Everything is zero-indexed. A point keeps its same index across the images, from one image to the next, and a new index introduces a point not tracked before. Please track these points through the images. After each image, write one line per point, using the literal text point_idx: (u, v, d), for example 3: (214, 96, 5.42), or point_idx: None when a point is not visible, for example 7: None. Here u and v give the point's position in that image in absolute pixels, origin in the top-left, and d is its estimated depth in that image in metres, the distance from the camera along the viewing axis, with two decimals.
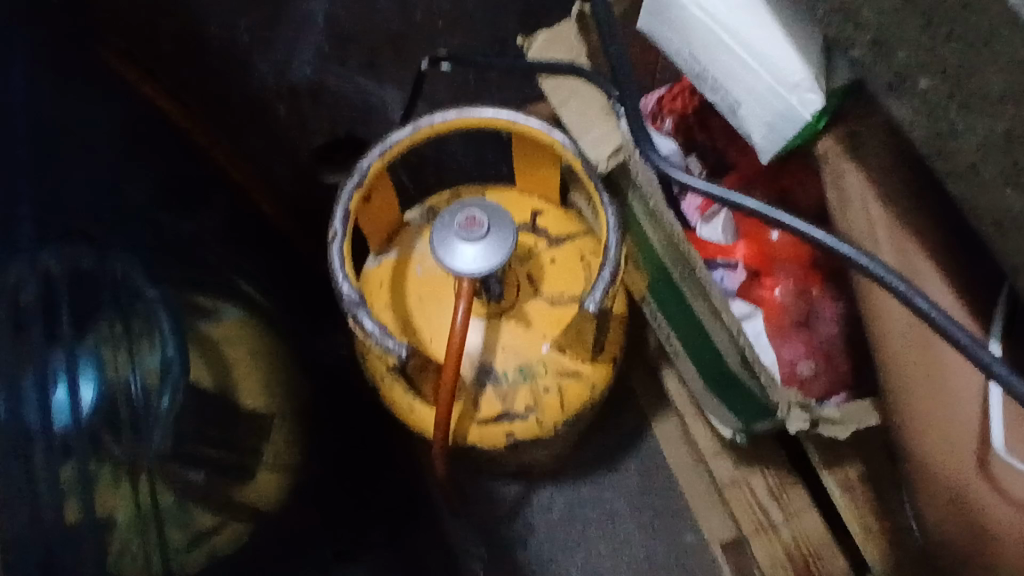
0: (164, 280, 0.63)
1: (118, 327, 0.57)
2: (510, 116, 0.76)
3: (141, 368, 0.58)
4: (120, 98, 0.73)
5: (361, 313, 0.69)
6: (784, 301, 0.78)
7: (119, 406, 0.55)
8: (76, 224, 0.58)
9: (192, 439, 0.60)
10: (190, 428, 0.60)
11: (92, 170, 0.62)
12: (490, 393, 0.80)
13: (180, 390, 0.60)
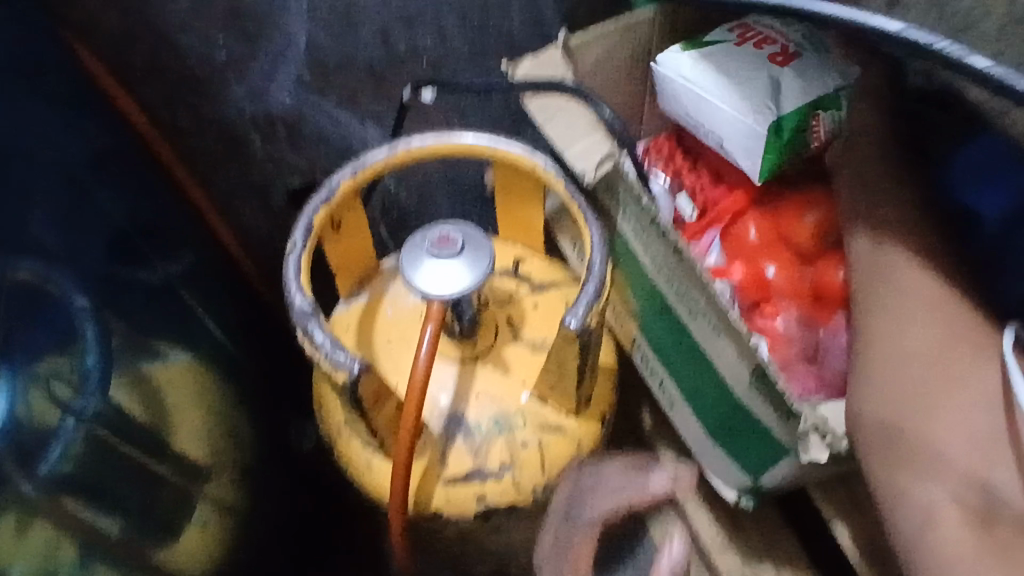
0: (99, 302, 0.60)
1: (36, 341, 0.52)
2: (489, 140, 0.68)
3: (52, 387, 0.53)
4: (108, 121, 0.70)
5: (313, 325, 0.58)
6: (788, 332, 0.63)
7: (15, 430, 0.50)
8: (24, 227, 0.54)
9: (95, 475, 0.56)
10: (94, 462, 0.56)
11: (54, 180, 0.58)
12: (459, 446, 0.70)
13: (93, 410, 0.56)
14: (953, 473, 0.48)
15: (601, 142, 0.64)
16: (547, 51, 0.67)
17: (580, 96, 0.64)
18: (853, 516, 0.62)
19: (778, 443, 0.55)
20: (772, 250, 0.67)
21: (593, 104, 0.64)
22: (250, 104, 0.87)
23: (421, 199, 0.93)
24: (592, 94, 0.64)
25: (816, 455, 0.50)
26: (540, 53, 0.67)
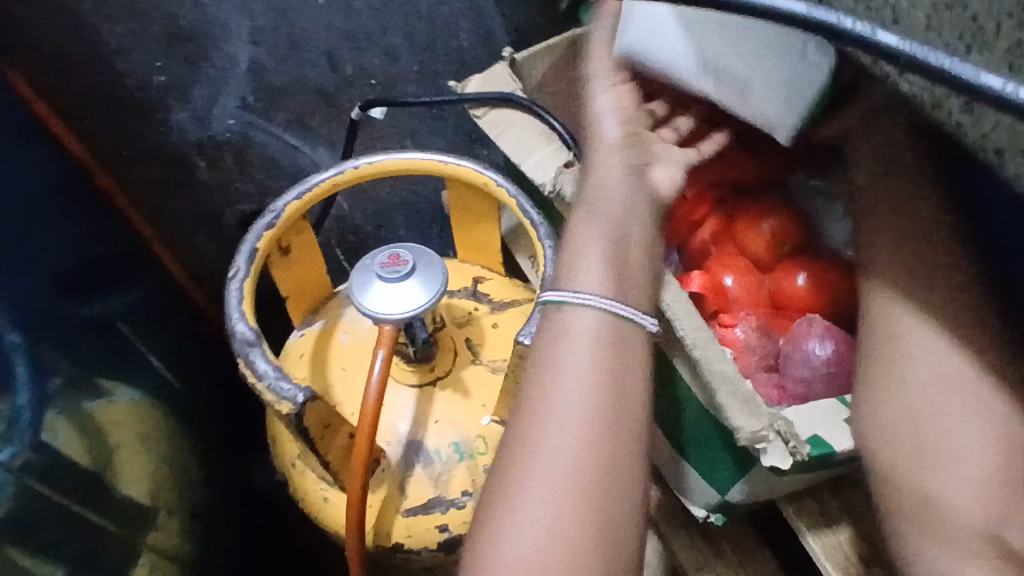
0: (33, 334, 0.57)
1: None
2: (439, 157, 0.67)
3: None
4: (51, 151, 0.68)
5: (255, 354, 0.56)
6: (747, 341, 0.61)
7: None
8: None
9: (42, 520, 0.53)
10: (37, 509, 0.52)
11: None
12: (419, 474, 0.68)
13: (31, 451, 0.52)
14: (987, 489, 0.43)
15: (556, 152, 0.62)
16: (493, 70, 0.67)
17: (529, 109, 0.64)
18: (829, 529, 0.59)
19: (741, 455, 0.54)
20: (728, 261, 0.65)
21: (543, 116, 0.63)
22: (195, 128, 0.87)
23: (379, 223, 0.91)
24: (540, 108, 0.63)
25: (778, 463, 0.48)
26: (486, 72, 0.67)
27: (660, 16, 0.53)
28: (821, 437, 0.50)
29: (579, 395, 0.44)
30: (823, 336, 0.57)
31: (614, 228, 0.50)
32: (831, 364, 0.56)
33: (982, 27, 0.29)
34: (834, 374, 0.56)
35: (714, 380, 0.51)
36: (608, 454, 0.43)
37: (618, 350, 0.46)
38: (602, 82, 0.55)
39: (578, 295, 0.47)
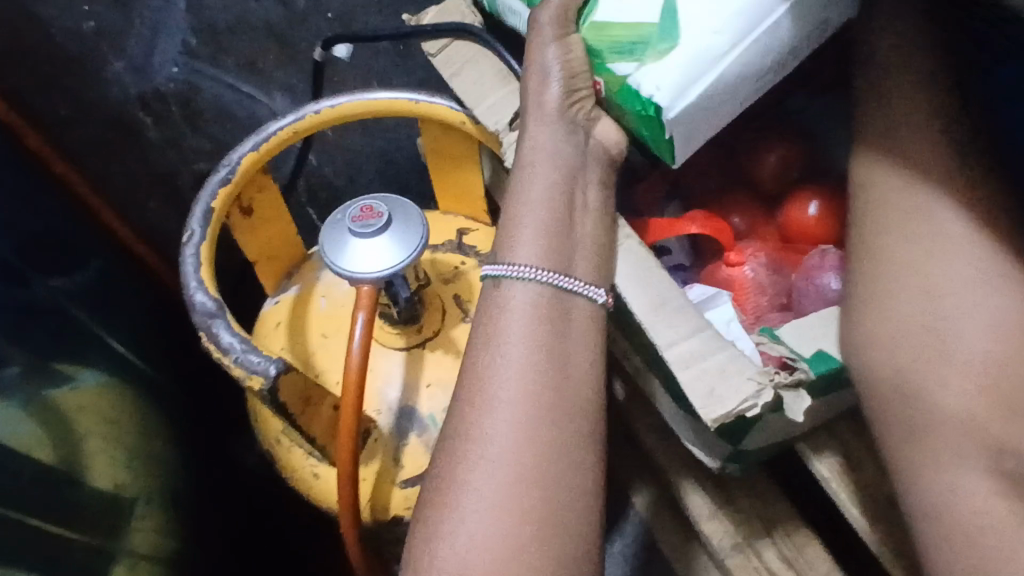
0: None
1: None
2: (408, 96, 0.60)
3: None
4: None
5: (219, 325, 0.50)
6: (759, 280, 0.53)
7: None
8: None
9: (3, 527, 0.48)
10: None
11: None
12: (413, 443, 0.63)
13: None
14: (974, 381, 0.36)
15: (508, 93, 0.54)
16: (452, 0, 0.59)
17: (485, 41, 0.56)
18: (837, 456, 0.52)
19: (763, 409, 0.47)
20: (733, 197, 0.59)
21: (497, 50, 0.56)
22: (133, 79, 0.75)
23: (350, 176, 0.84)
24: (494, 39, 0.56)
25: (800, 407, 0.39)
26: (444, 3, 0.60)
27: (677, 52, 0.38)
28: (827, 352, 0.42)
29: (519, 376, 0.40)
30: (838, 269, 0.51)
31: (559, 189, 0.45)
32: None
33: None
34: None
35: (688, 353, 0.41)
36: (547, 445, 0.38)
37: (564, 328, 0.42)
38: (551, 33, 0.45)
39: (517, 267, 0.43)
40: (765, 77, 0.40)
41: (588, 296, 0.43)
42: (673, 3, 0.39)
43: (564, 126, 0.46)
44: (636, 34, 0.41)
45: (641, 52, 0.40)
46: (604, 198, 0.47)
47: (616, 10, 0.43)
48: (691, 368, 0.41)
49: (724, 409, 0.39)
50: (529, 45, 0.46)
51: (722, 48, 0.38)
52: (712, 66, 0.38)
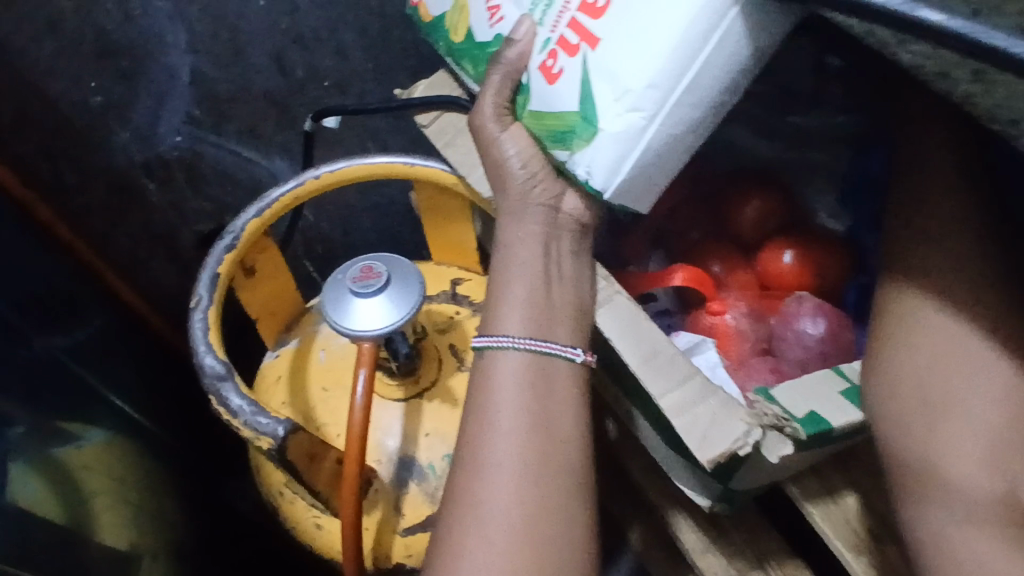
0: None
1: None
2: (404, 160, 0.64)
3: None
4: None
5: (228, 388, 0.53)
6: (739, 328, 0.56)
7: None
8: None
9: None
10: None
11: None
12: (414, 491, 0.65)
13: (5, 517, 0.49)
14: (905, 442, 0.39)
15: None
16: (439, 73, 0.64)
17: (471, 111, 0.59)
18: (835, 503, 0.53)
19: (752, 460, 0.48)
20: (714, 246, 0.62)
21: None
22: (139, 148, 0.81)
23: (345, 229, 0.87)
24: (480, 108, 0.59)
25: (780, 452, 0.41)
26: (431, 77, 0.64)
27: (603, 138, 0.42)
28: (819, 415, 0.42)
29: (509, 442, 0.44)
30: (814, 314, 0.53)
31: (535, 265, 0.49)
32: (826, 342, 0.52)
33: None
34: (831, 352, 0.52)
35: (682, 399, 0.44)
36: (538, 502, 0.43)
37: (546, 392, 0.46)
38: (492, 129, 0.48)
39: (499, 338, 0.47)
40: (694, 121, 0.41)
41: (567, 357, 0.47)
42: (589, 89, 0.42)
43: (534, 208, 0.49)
44: (564, 123, 0.44)
45: (570, 141, 0.44)
46: (578, 267, 0.51)
47: (545, 96, 0.45)
48: (685, 412, 0.43)
49: (718, 450, 0.41)
50: (479, 140, 0.49)
51: (640, 125, 0.41)
52: (636, 143, 0.41)
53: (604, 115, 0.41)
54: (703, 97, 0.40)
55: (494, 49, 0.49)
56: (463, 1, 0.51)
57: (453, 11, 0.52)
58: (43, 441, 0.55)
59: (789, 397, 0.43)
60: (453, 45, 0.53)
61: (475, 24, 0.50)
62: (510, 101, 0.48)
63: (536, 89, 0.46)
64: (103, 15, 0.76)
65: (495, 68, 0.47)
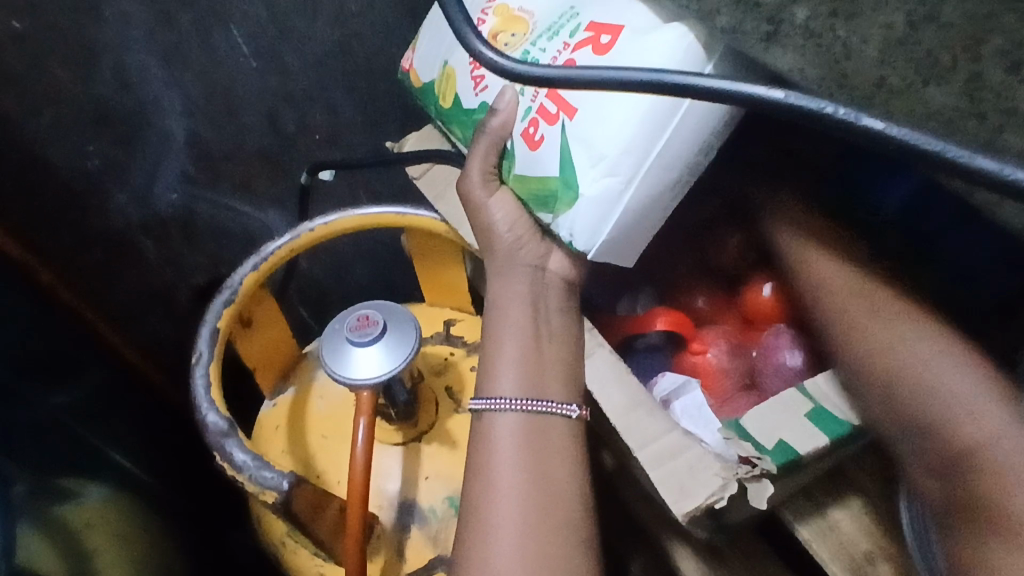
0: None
1: None
2: (396, 209, 0.65)
3: None
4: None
5: (230, 443, 0.55)
6: (722, 364, 0.58)
7: None
8: None
9: None
10: None
11: None
12: (416, 534, 0.65)
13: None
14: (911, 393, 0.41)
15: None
16: (428, 126, 0.66)
17: (459, 164, 0.62)
18: (828, 527, 0.53)
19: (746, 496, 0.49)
20: (695, 283, 0.63)
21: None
22: (136, 209, 0.76)
23: (339, 275, 0.88)
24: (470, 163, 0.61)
25: (765, 493, 0.43)
26: (420, 131, 0.66)
27: (582, 203, 0.45)
28: (787, 443, 0.43)
29: (510, 489, 0.46)
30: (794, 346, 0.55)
31: (524, 325, 0.51)
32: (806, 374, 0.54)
33: (937, 61, 0.27)
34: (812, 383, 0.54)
35: (659, 452, 0.46)
36: (543, 555, 0.44)
37: (545, 446, 0.48)
38: (480, 195, 0.51)
39: (496, 401, 0.49)
40: (672, 180, 0.44)
41: (562, 413, 0.49)
42: (568, 156, 0.45)
43: (522, 269, 0.52)
44: (546, 187, 0.47)
45: (553, 205, 0.47)
46: (567, 318, 0.53)
47: (528, 161, 0.48)
48: (664, 466, 0.45)
49: (693, 503, 0.43)
50: (467, 206, 0.52)
51: (616, 189, 0.43)
52: (615, 206, 0.44)
53: (582, 182, 0.44)
54: (677, 157, 0.43)
55: (481, 116, 0.51)
56: (450, 70, 0.53)
57: (441, 78, 0.54)
58: (46, 499, 0.56)
59: (758, 426, 0.45)
60: (443, 111, 0.55)
61: (462, 91, 0.52)
62: (495, 165, 0.51)
63: (517, 158, 0.49)
64: (99, 82, 0.68)
65: (480, 136, 0.49)
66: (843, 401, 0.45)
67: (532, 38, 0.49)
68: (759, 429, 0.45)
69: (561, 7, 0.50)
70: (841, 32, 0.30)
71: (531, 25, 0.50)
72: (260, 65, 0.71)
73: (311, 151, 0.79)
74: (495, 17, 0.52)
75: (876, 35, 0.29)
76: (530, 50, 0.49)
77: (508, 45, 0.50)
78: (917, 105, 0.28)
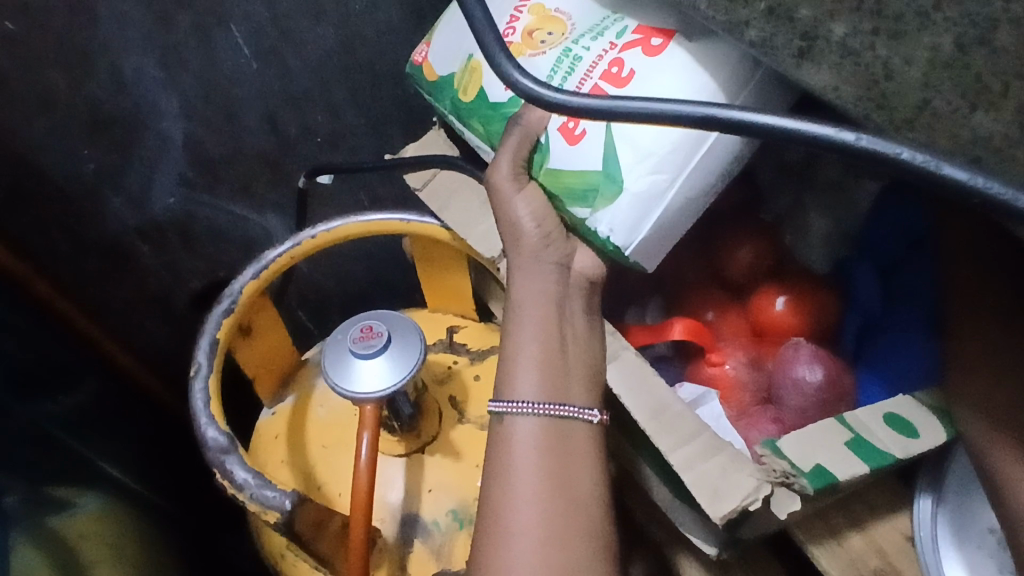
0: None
1: None
2: (401, 216, 0.64)
3: None
4: None
5: (231, 460, 0.53)
6: (740, 376, 0.56)
7: None
8: None
9: None
10: None
11: None
12: (419, 547, 0.64)
13: None
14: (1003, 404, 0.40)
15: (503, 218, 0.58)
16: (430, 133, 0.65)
17: (466, 171, 0.60)
18: (840, 545, 0.52)
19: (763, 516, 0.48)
20: (706, 293, 0.61)
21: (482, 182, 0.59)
22: (131, 213, 0.74)
23: (339, 279, 0.86)
24: (478, 173, 0.59)
25: (789, 508, 0.41)
26: (421, 138, 0.65)
27: (625, 199, 0.45)
28: (825, 466, 0.41)
29: (526, 510, 0.44)
30: (812, 361, 0.52)
31: (550, 327, 0.49)
32: (823, 389, 0.51)
33: (986, 86, 0.26)
34: (829, 399, 0.51)
35: (691, 455, 0.44)
36: (564, 565, 0.43)
37: (565, 452, 0.46)
38: (508, 187, 0.48)
39: (518, 404, 0.47)
40: (711, 185, 0.45)
41: (584, 418, 0.47)
42: (613, 152, 0.45)
43: (547, 267, 0.49)
44: (586, 182, 0.46)
45: (592, 199, 0.46)
46: (591, 322, 0.51)
47: (566, 157, 0.47)
48: (695, 468, 0.43)
49: (729, 505, 0.41)
50: (494, 198, 0.49)
51: (664, 186, 0.44)
52: (657, 203, 0.45)
53: (628, 176, 0.45)
54: (720, 160, 0.44)
55: (512, 110, 0.50)
56: (475, 62, 0.51)
57: (464, 72, 0.52)
58: (40, 513, 0.55)
59: (794, 446, 0.42)
60: (461, 105, 0.53)
61: (490, 85, 0.50)
62: (526, 160, 0.49)
63: (553, 153, 0.48)
64: (93, 84, 0.65)
65: (514, 128, 0.48)
66: (886, 437, 0.43)
67: (572, 36, 0.48)
68: (796, 445, 0.42)
69: (601, 10, 0.49)
70: (882, 50, 0.28)
71: (570, 26, 0.49)
72: (261, 66, 0.69)
73: (313, 154, 0.77)
74: (531, 15, 0.50)
75: (920, 56, 0.27)
76: (572, 48, 0.47)
77: (545, 43, 0.48)
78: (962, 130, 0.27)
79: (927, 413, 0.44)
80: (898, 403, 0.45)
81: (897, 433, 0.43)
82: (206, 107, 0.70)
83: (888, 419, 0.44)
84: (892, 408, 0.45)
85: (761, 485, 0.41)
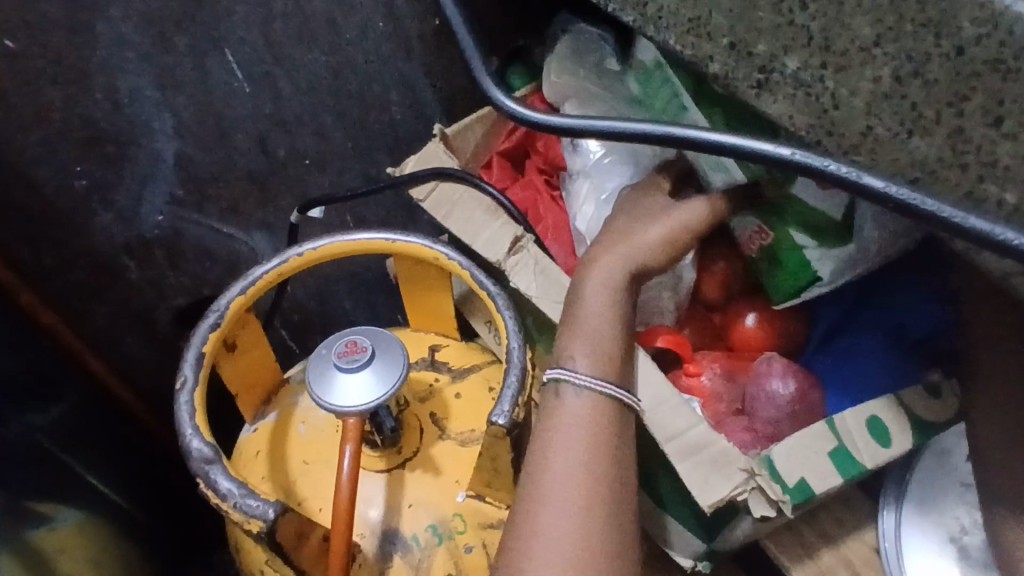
0: None
1: None
2: (385, 235, 0.65)
3: None
4: None
5: (215, 470, 0.54)
6: (715, 388, 0.57)
7: None
8: None
9: None
10: None
11: None
12: (398, 562, 0.65)
13: None
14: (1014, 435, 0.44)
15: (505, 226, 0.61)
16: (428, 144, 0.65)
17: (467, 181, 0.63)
18: (811, 556, 0.54)
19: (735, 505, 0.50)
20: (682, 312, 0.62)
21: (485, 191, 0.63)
22: (120, 230, 0.76)
23: (323, 298, 0.88)
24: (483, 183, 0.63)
25: (762, 513, 0.46)
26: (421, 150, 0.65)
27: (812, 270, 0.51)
28: (808, 482, 0.46)
29: (568, 478, 0.43)
30: (784, 375, 0.55)
31: (624, 315, 0.49)
32: (794, 402, 0.54)
33: (921, 114, 0.29)
34: (799, 410, 0.54)
35: (685, 447, 0.47)
36: (597, 538, 0.41)
37: (613, 431, 0.45)
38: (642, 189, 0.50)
39: (574, 372, 0.46)
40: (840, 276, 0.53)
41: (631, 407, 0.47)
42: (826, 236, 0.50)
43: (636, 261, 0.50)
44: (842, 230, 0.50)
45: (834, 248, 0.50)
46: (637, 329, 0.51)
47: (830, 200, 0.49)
48: (690, 460, 0.47)
49: (715, 497, 0.45)
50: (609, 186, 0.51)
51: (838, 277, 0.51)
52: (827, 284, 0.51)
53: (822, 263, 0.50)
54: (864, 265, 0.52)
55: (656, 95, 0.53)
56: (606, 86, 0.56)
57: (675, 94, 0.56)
58: (20, 525, 0.55)
59: (784, 455, 0.47)
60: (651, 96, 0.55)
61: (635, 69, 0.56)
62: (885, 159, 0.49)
63: (804, 199, 0.50)
64: (88, 101, 0.67)
65: None
66: (864, 448, 0.47)
67: None
68: (794, 459, 0.46)
69: None
70: (830, 82, 0.32)
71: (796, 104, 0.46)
72: (254, 90, 0.71)
73: (300, 177, 0.79)
74: None
75: (863, 87, 0.30)
76: None
77: None
78: (900, 154, 0.30)
79: (902, 422, 0.49)
80: (882, 407, 0.49)
81: (875, 441, 0.48)
82: (199, 129, 0.72)
83: (870, 425, 0.48)
84: (876, 412, 0.48)
85: (745, 487, 0.45)
